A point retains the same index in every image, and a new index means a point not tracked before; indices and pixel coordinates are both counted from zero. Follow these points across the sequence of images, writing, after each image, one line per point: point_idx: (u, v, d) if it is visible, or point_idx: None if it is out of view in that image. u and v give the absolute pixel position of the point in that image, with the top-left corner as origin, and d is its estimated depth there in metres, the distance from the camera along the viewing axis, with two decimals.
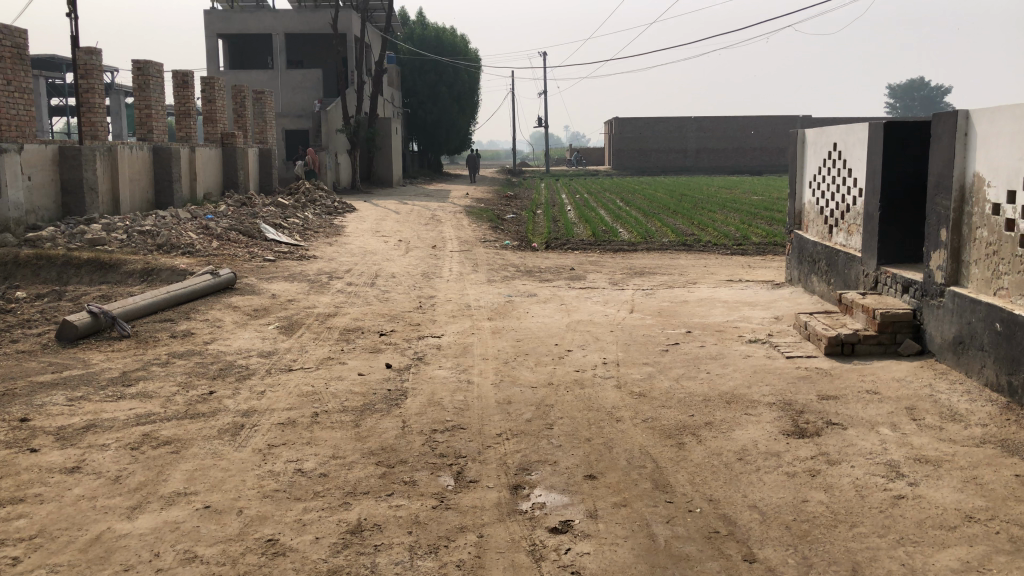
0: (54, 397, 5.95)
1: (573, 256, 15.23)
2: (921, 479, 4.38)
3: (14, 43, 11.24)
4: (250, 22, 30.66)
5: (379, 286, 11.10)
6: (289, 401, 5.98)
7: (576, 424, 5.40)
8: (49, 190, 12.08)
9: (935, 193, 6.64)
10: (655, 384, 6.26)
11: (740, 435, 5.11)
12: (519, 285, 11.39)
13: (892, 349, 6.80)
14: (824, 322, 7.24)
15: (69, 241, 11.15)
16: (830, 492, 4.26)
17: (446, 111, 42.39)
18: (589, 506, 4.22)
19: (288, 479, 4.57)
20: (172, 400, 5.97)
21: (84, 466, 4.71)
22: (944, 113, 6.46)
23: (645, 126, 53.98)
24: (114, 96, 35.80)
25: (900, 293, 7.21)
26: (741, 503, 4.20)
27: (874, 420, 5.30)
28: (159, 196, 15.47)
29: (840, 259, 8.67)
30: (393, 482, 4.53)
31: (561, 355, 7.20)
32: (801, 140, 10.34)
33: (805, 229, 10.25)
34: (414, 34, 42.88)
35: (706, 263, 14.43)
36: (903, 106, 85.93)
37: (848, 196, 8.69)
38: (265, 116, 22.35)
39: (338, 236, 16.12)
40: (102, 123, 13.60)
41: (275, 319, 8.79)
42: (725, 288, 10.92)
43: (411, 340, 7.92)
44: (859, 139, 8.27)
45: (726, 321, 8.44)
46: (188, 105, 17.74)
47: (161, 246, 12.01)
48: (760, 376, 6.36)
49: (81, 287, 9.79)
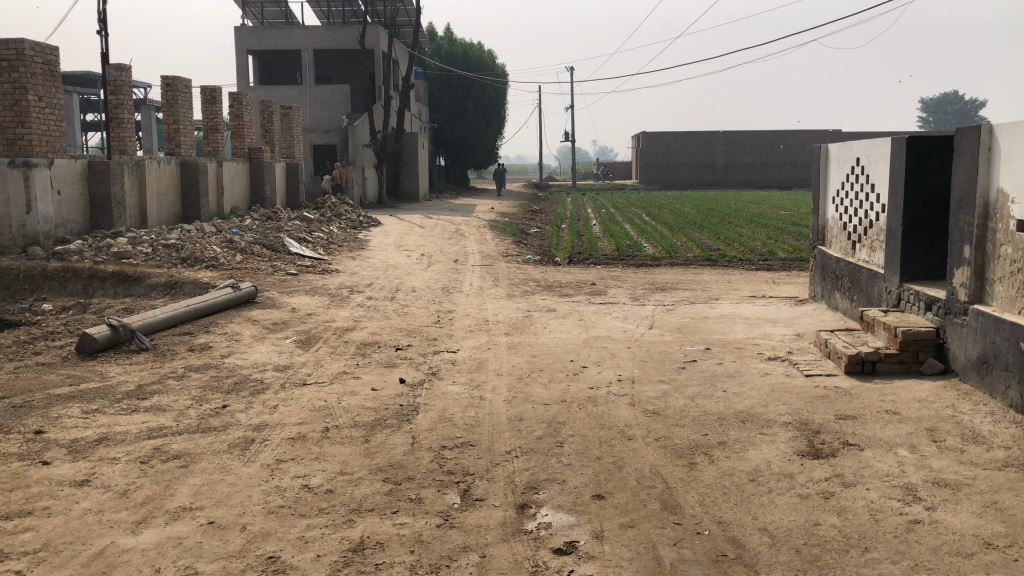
0: (70, 409, 5.99)
1: (595, 271, 15.16)
2: (939, 504, 4.25)
3: (45, 59, 11.43)
4: (280, 38, 31.04)
5: (399, 300, 11.12)
6: (301, 416, 5.97)
7: (587, 443, 5.33)
8: (78, 204, 12.26)
9: (958, 210, 6.51)
10: (670, 402, 6.17)
11: (754, 455, 5.01)
12: (539, 300, 11.34)
13: (915, 368, 6.65)
14: (845, 340, 7.11)
15: (95, 255, 11.29)
16: (843, 515, 4.16)
17: (473, 126, 42.60)
18: (595, 527, 4.15)
19: (294, 495, 4.54)
20: (185, 414, 5.99)
21: (93, 480, 4.72)
22: (968, 127, 6.34)
23: (673, 141, 53.81)
24: (145, 111, 36.32)
25: (923, 311, 7.06)
26: (751, 526, 4.10)
27: (893, 441, 5.17)
28: (186, 210, 15.64)
29: (863, 276, 8.53)
30: (398, 500, 4.49)
31: (576, 372, 7.14)
32: (824, 155, 10.20)
33: (828, 245, 10.10)
34: (442, 50, 43.20)
35: (730, 278, 14.30)
36: (936, 119, 84.86)
37: (871, 212, 8.55)
38: (293, 131, 22.57)
39: (361, 250, 16.21)
40: (130, 137, 13.77)
41: (293, 333, 8.81)
42: (747, 304, 10.79)
43: (427, 354, 7.91)
44: (882, 154, 8.14)
45: (747, 338, 8.31)
46: (216, 120, 17.96)
47: (185, 259, 12.12)
48: (777, 395, 6.24)
49: (105, 300, 9.90)
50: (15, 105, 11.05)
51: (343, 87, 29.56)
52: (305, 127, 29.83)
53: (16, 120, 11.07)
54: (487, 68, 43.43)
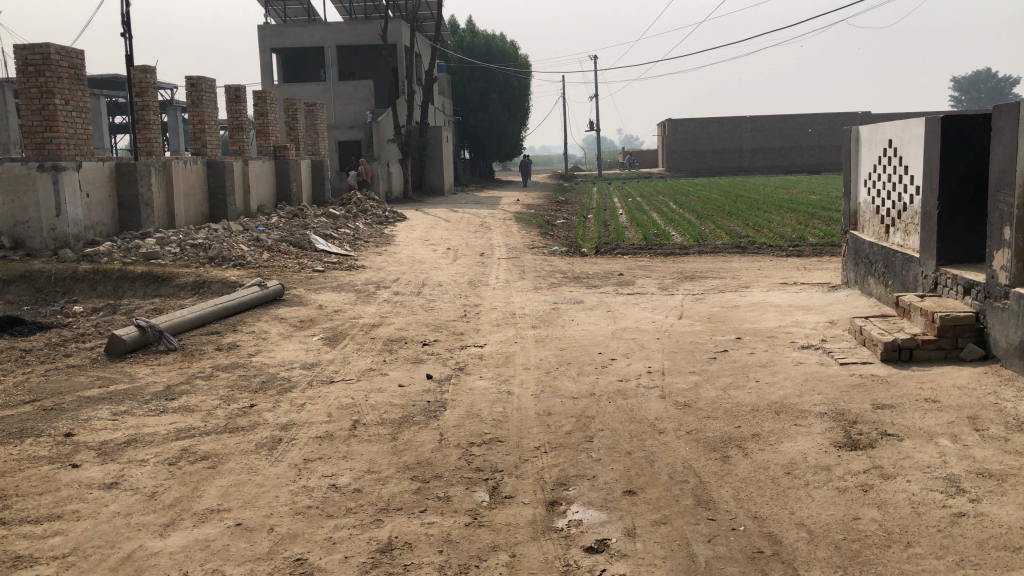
0: (99, 411, 6.01)
1: (623, 261, 15.03)
2: (984, 495, 4.10)
3: (71, 63, 11.50)
4: (303, 36, 31.15)
5: (426, 295, 11.08)
6: (328, 414, 5.93)
7: (617, 437, 5.24)
8: (107, 206, 12.36)
9: (996, 190, 6.30)
10: (701, 394, 6.05)
11: (788, 447, 4.89)
12: (567, 292, 11.24)
13: (954, 354, 6.46)
14: (880, 327, 6.94)
15: (124, 256, 11.37)
16: (883, 509, 4.03)
17: (498, 118, 42.48)
18: (627, 524, 4.06)
19: (322, 495, 4.50)
20: (213, 414, 5.98)
21: (122, 482, 4.72)
22: (1005, 105, 6.14)
23: (699, 128, 53.30)
24: (171, 113, 36.68)
25: (961, 295, 6.86)
26: (788, 520, 3.99)
27: (934, 430, 5.01)
28: (213, 210, 15.71)
29: (898, 260, 8.32)
30: (426, 498, 4.43)
31: (605, 364, 7.04)
32: (855, 138, 9.98)
33: (861, 229, 9.88)
34: (464, 42, 43.11)
35: (760, 266, 14.08)
36: (969, 98, 83.21)
37: (905, 195, 8.34)
38: (318, 128, 22.61)
39: (387, 245, 16.19)
40: (156, 139, 13.84)
41: (320, 331, 8.80)
42: (778, 291, 10.61)
43: (454, 349, 7.85)
44: (915, 135, 7.93)
45: (778, 327, 8.15)
46: (241, 119, 18.03)
47: (212, 259, 12.16)
48: (811, 384, 6.10)
49: (135, 301, 9.96)
50: (43, 109, 11.12)
51: (366, 83, 29.55)
52: (330, 123, 29.92)
53: (43, 124, 11.13)
54: (510, 59, 43.20)
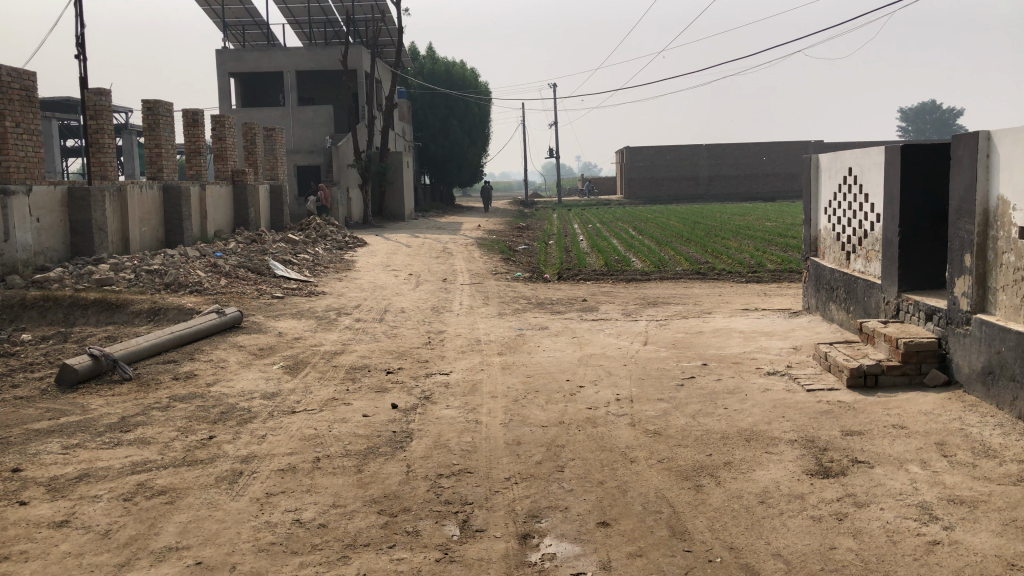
0: (49, 445, 5.76)
1: (586, 287, 15.01)
2: (957, 523, 4.10)
3: (23, 85, 11.20)
4: (262, 61, 30.94)
5: (388, 321, 10.94)
6: (290, 446, 5.76)
7: (589, 466, 5.16)
8: (58, 232, 12.02)
9: (957, 219, 6.40)
10: (670, 421, 6.00)
11: (761, 475, 4.86)
12: (531, 318, 11.18)
13: (918, 380, 6.52)
14: (845, 353, 6.99)
15: (76, 282, 11.06)
16: (859, 538, 4.00)
17: (458, 144, 42.54)
18: (602, 557, 3.97)
19: (286, 531, 4.34)
20: (170, 446, 5.77)
21: (73, 520, 4.50)
22: (964, 134, 6.25)
23: (657, 156, 54.00)
24: (126, 136, 36.07)
25: (924, 321, 6.94)
26: (764, 551, 3.94)
27: (903, 457, 5.02)
28: (169, 235, 15.41)
29: (859, 286, 8.43)
30: (395, 533, 4.30)
31: (573, 392, 6.97)
32: (814, 166, 10.12)
33: (822, 255, 10.00)
34: (424, 68, 43.22)
35: (721, 291, 14.19)
36: (916, 128, 85.56)
37: (865, 222, 8.46)
38: (276, 153, 22.38)
39: (348, 271, 16.00)
40: (111, 162, 13.55)
41: (280, 359, 8.60)
42: (740, 317, 10.66)
43: (419, 377, 7.73)
44: (875, 163, 8.06)
45: (743, 353, 8.17)
46: (199, 143, 17.75)
47: (168, 285, 11.88)
48: (780, 411, 6.09)
49: (87, 329, 9.65)
50: None
51: (326, 108, 29.42)
52: (289, 148, 29.65)
53: None
54: (470, 86, 43.39)
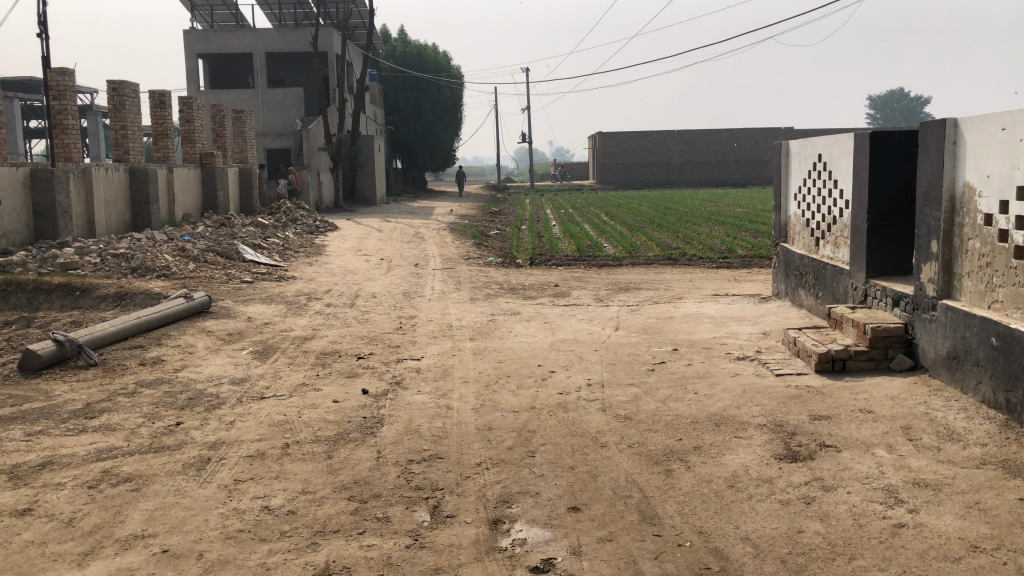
0: (11, 432, 5.65)
1: (558, 272, 15.01)
2: (922, 506, 4.16)
3: None
4: (230, 42, 30.49)
5: (359, 306, 10.86)
6: (259, 432, 5.70)
7: (560, 451, 5.17)
8: (21, 214, 11.76)
9: (924, 205, 6.47)
10: (641, 406, 6.02)
11: (730, 459, 4.89)
12: (503, 303, 11.15)
13: (884, 365, 6.61)
14: (813, 338, 7.06)
15: (40, 266, 10.84)
16: (826, 521, 4.04)
17: (430, 127, 42.28)
18: (573, 542, 3.98)
19: (254, 518, 4.30)
20: (136, 433, 5.69)
21: (36, 508, 4.42)
22: (932, 123, 6.31)
23: (629, 141, 54.10)
24: (91, 117, 35.39)
25: (891, 307, 7.03)
26: (733, 535, 3.97)
27: (870, 441, 5.09)
28: (136, 219, 15.14)
29: (828, 272, 8.51)
30: (365, 520, 4.27)
31: (544, 377, 6.96)
32: (785, 152, 10.17)
33: (791, 241, 10.07)
34: (396, 51, 42.84)
35: (692, 277, 14.26)
36: (884, 116, 86.57)
37: (834, 208, 8.53)
38: (245, 135, 22.08)
39: (318, 256, 15.85)
40: (75, 145, 13.28)
41: (249, 344, 8.50)
42: (711, 303, 10.72)
43: (390, 363, 7.68)
44: (844, 150, 8.13)
45: (714, 338, 8.22)
46: (165, 125, 17.45)
47: (134, 269, 11.69)
48: (749, 396, 6.14)
49: (51, 314, 9.47)
50: None
51: (296, 90, 29.08)
52: (258, 131, 29.28)
53: None
54: (442, 69, 43.08)
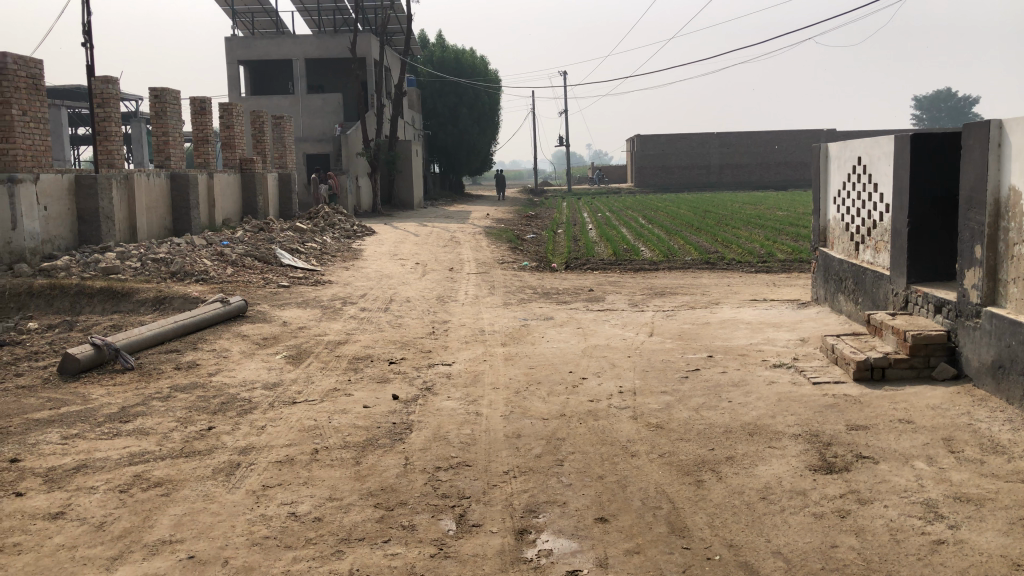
0: (49, 435, 5.73)
1: (593, 276, 14.91)
2: (963, 521, 4.01)
3: (28, 73, 11.13)
4: (271, 49, 30.88)
5: (393, 311, 10.89)
6: (289, 437, 5.72)
7: (589, 460, 5.10)
8: (65, 219, 12.01)
9: (968, 209, 6.28)
10: (673, 414, 5.93)
11: (763, 470, 4.78)
12: (536, 308, 11.09)
13: (926, 373, 6.43)
14: (852, 345, 6.89)
15: (83, 271, 11.04)
16: (861, 536, 3.92)
17: (467, 132, 42.42)
18: (600, 554, 3.91)
19: (280, 525, 4.30)
20: (169, 437, 5.74)
21: (69, 512, 4.47)
22: (975, 124, 6.13)
23: (668, 144, 53.72)
24: (135, 124, 36.11)
25: (932, 314, 6.83)
26: (764, 549, 3.87)
27: (909, 453, 4.94)
28: (177, 224, 15.39)
29: (867, 277, 8.31)
30: (390, 528, 4.25)
31: (575, 384, 6.89)
32: (824, 154, 9.97)
33: (830, 246, 9.87)
34: (434, 56, 43.05)
35: (729, 282, 14.06)
36: (930, 117, 84.98)
37: (874, 212, 8.33)
38: (285, 141, 22.33)
39: (355, 260, 15.94)
40: (118, 151, 13.51)
41: (283, 348, 8.56)
42: (748, 308, 10.54)
43: (421, 368, 7.68)
44: (884, 152, 7.93)
45: (750, 344, 8.07)
46: (206, 131, 17.69)
47: (174, 273, 11.87)
48: (784, 404, 6.01)
49: (92, 318, 9.63)
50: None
51: (335, 97, 29.37)
52: (297, 137, 29.62)
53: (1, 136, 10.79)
54: (479, 74, 43.19)
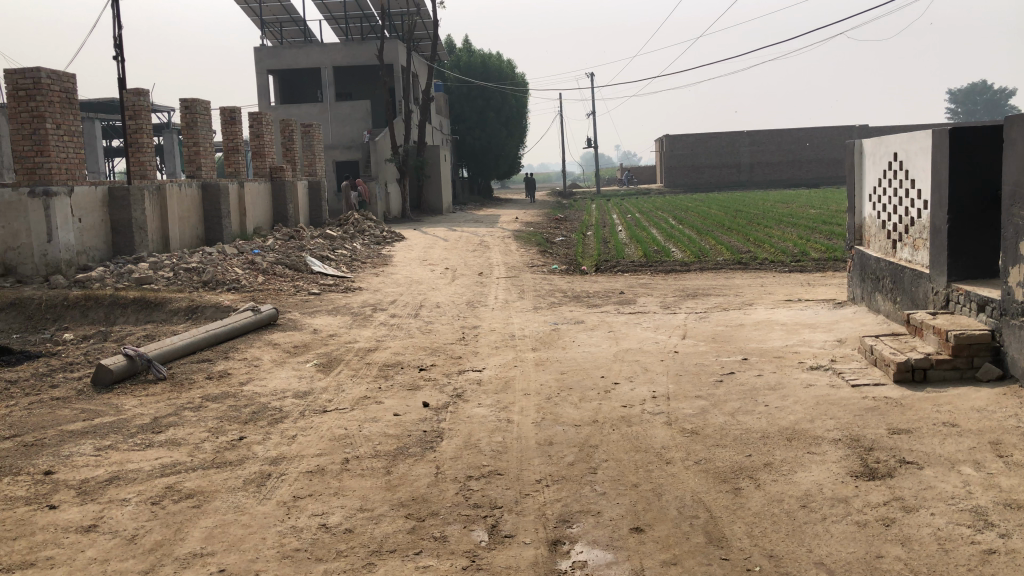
0: (82, 447, 5.76)
1: (623, 279, 14.75)
2: (1014, 530, 3.85)
3: (62, 87, 11.28)
4: (299, 57, 31.10)
5: (423, 317, 10.86)
6: (320, 446, 5.69)
7: (622, 468, 4.99)
8: (100, 230, 12.14)
9: (1011, 204, 6.08)
10: (708, 420, 5.80)
11: (803, 477, 4.64)
12: (567, 311, 11.00)
13: (969, 374, 6.23)
14: (892, 346, 6.71)
15: (117, 281, 11.16)
16: (907, 546, 3.78)
17: (494, 135, 42.41)
18: (635, 565, 3.81)
19: (311, 537, 4.25)
20: (200, 448, 5.73)
21: (101, 524, 4.47)
22: (1018, 115, 5.92)
23: (698, 143, 53.21)
24: (167, 135, 36.60)
25: (975, 313, 6.63)
26: (806, 560, 3.74)
27: (954, 457, 4.78)
28: (209, 233, 15.52)
29: (906, 276, 8.12)
30: (422, 539, 4.18)
31: (607, 389, 6.78)
32: (858, 151, 9.77)
33: (867, 244, 9.66)
34: (461, 60, 43.07)
35: (763, 282, 13.85)
36: (965, 111, 83.54)
37: (912, 210, 8.14)
38: (314, 149, 22.45)
39: (385, 266, 15.96)
40: (150, 162, 13.60)
41: (313, 356, 8.55)
42: (783, 308, 10.35)
43: (452, 374, 7.62)
44: (921, 147, 7.74)
45: (785, 346, 7.91)
46: (236, 140, 17.77)
47: (206, 282, 11.96)
48: (823, 408, 5.85)
49: (126, 328, 9.71)
50: (33, 134, 10.92)
51: (363, 103, 29.50)
52: (326, 144, 29.82)
53: (35, 149, 10.90)
54: (506, 78, 43.12)
